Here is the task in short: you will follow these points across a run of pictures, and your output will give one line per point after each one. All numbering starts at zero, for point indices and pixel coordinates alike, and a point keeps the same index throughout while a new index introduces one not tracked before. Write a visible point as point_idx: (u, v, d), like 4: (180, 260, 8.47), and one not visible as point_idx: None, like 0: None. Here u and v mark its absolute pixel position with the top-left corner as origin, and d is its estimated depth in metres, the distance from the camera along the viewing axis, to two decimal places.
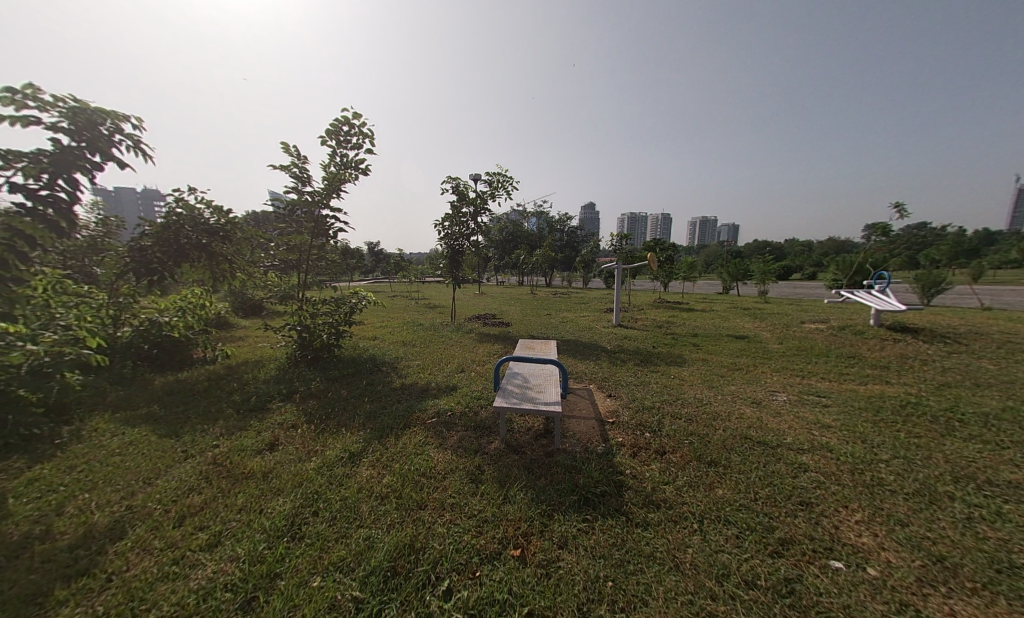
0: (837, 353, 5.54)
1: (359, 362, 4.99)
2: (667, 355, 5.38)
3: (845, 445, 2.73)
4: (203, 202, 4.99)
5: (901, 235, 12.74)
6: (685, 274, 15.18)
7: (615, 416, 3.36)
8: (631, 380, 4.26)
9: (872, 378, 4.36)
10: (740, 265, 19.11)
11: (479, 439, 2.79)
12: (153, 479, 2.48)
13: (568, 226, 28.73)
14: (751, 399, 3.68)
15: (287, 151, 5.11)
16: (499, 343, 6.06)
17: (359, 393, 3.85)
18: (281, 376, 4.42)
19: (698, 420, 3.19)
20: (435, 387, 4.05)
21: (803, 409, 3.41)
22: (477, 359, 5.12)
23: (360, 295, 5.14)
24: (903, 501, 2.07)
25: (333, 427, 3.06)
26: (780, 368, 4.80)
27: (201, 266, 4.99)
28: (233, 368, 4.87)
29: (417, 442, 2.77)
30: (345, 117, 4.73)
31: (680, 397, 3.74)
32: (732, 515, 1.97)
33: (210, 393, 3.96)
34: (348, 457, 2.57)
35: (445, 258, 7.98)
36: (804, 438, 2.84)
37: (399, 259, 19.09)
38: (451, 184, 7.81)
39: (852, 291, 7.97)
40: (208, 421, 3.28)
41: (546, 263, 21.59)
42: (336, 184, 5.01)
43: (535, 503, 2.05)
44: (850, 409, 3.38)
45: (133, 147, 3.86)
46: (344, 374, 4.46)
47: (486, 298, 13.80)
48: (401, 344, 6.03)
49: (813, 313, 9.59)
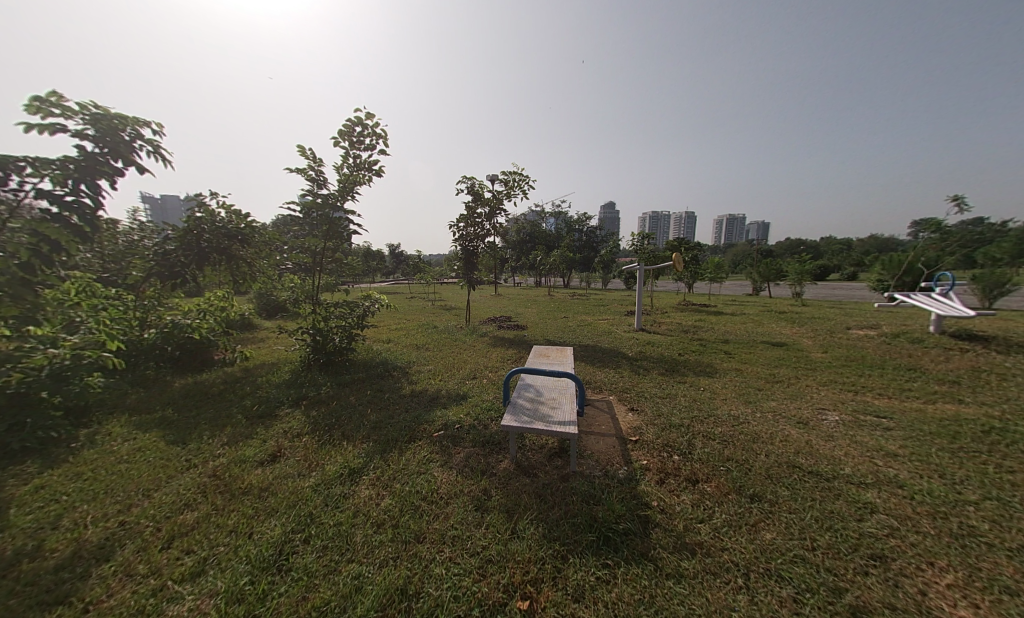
0: (894, 365, 4.95)
1: (370, 366, 4.88)
2: (696, 364, 4.98)
3: (919, 480, 2.32)
4: (221, 206, 5.04)
5: (961, 231, 11.57)
6: (714, 275, 14.44)
7: (639, 433, 3.04)
8: (656, 392, 3.92)
9: (938, 395, 3.82)
10: (774, 265, 18.00)
11: (488, 458, 2.55)
12: (153, 490, 2.36)
13: (589, 227, 28.12)
14: (796, 419, 3.26)
15: (303, 153, 5.10)
16: (515, 348, 5.82)
17: (367, 401, 3.70)
18: (293, 380, 4.35)
19: (735, 442, 2.82)
20: (445, 395, 3.84)
21: (860, 433, 2.98)
22: (491, 366, 4.89)
23: (374, 298, 5.06)
24: (1008, 562, 1.68)
25: (337, 438, 2.91)
26: (826, 381, 4.31)
27: (222, 267, 5.11)
28: (250, 371, 4.87)
29: (422, 458, 2.56)
30: (359, 117, 4.65)
31: (712, 413, 3.38)
32: (785, 568, 1.65)
33: (223, 397, 3.92)
34: (348, 474, 2.38)
35: (461, 260, 7.84)
36: (866, 470, 2.44)
37: (418, 260, 19.17)
38: (467, 184, 7.65)
39: (908, 294, 7.21)
40: (216, 426, 3.20)
41: (566, 264, 21.16)
42: (350, 186, 4.94)
43: (548, 541, 1.80)
44: (918, 435, 2.92)
45: (153, 152, 3.89)
46: (355, 380, 4.34)
47: (503, 300, 13.59)
48: (415, 348, 5.90)
49: (859, 318, 8.80)
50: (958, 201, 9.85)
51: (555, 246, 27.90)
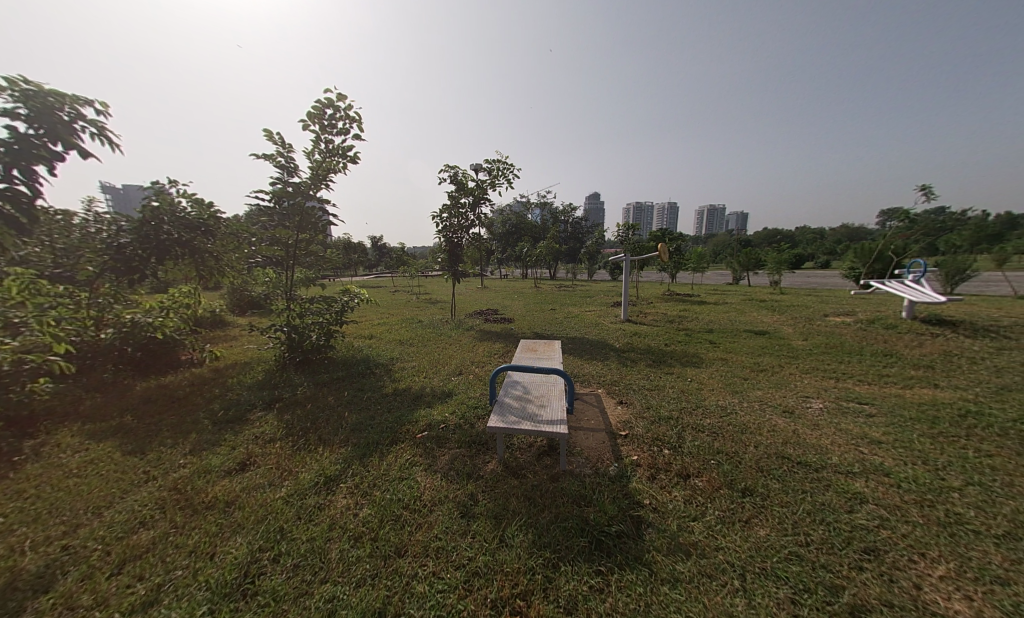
0: (871, 351, 5.07)
1: (350, 364, 4.67)
2: (682, 354, 4.97)
3: (904, 467, 2.33)
4: (182, 195, 4.69)
5: (928, 219, 12.03)
6: (696, 265, 14.63)
7: (629, 428, 2.98)
8: (644, 384, 3.88)
9: (916, 380, 3.91)
10: (753, 254, 18.38)
11: (474, 459, 2.44)
12: (105, 507, 2.14)
13: (573, 217, 28.08)
14: (782, 408, 3.26)
15: (271, 138, 4.78)
16: (501, 342, 5.70)
17: (346, 402, 3.53)
18: (266, 381, 4.12)
19: (724, 434, 2.79)
20: (429, 393, 3.70)
21: (845, 420, 2.99)
22: (477, 361, 4.75)
23: (352, 293, 4.85)
24: (996, 550, 1.68)
25: (313, 443, 2.74)
26: (809, 368, 4.36)
27: (185, 261, 4.77)
28: (220, 372, 4.59)
29: (404, 463, 2.42)
30: (330, 99, 4.36)
31: (700, 404, 3.36)
32: (781, 567, 1.60)
33: (188, 401, 3.66)
34: (323, 483, 2.23)
35: (444, 252, 7.61)
36: (852, 459, 2.44)
37: (400, 253, 18.75)
38: (449, 172, 7.41)
39: (883, 281, 7.41)
40: (180, 433, 2.97)
41: (551, 255, 21.13)
42: (323, 173, 4.66)
43: (537, 549, 1.70)
44: (900, 421, 2.96)
45: (98, 135, 3.55)
46: (333, 379, 4.14)
47: (488, 293, 13.41)
48: (398, 344, 5.71)
49: (835, 305, 9.04)
50: (922, 188, 10.38)
51: (540, 237, 27.75)
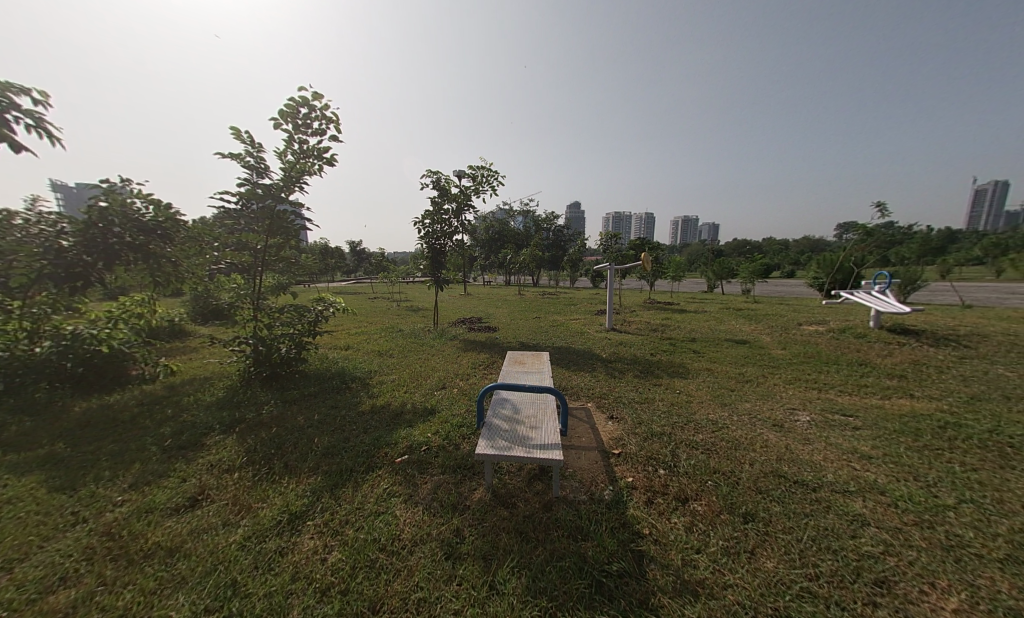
0: (847, 360, 5.20)
1: (324, 379, 4.37)
2: (669, 364, 4.94)
3: (898, 484, 2.30)
4: (137, 195, 4.29)
5: (887, 233, 12.77)
6: (675, 274, 14.96)
7: (622, 446, 2.86)
8: (633, 397, 3.79)
9: (892, 390, 4.00)
10: (726, 264, 19.01)
11: (459, 487, 2.24)
12: (19, 560, 1.81)
13: (555, 225, 28.32)
14: (771, 421, 3.23)
15: (239, 136, 4.47)
16: (485, 353, 5.51)
17: (318, 422, 3.25)
18: (228, 399, 3.77)
19: (719, 452, 2.71)
20: (410, 410, 3.46)
21: (833, 433, 2.98)
22: (461, 373, 4.54)
23: (327, 302, 4.56)
24: (1002, 577, 1.63)
25: (278, 472, 2.46)
26: (792, 378, 4.40)
27: (138, 266, 4.36)
28: (175, 389, 4.18)
29: (381, 494, 2.19)
30: (304, 98, 4.11)
31: (691, 418, 3.28)
32: (793, 608, 1.49)
33: (136, 424, 3.28)
34: (287, 521, 1.97)
35: (425, 259, 7.38)
36: (847, 476, 2.39)
37: (380, 259, 18.30)
38: (432, 177, 7.22)
39: (852, 291, 7.71)
40: (121, 464, 2.62)
41: (533, 262, 21.15)
42: (296, 175, 4.39)
43: (532, 596, 1.53)
44: (885, 433, 2.97)
45: (35, 126, 3.19)
46: (304, 396, 3.84)
47: (470, 300, 13.19)
48: (376, 355, 5.42)
49: (807, 314, 9.36)
50: (880, 204, 11.05)
51: (521, 244, 27.78)
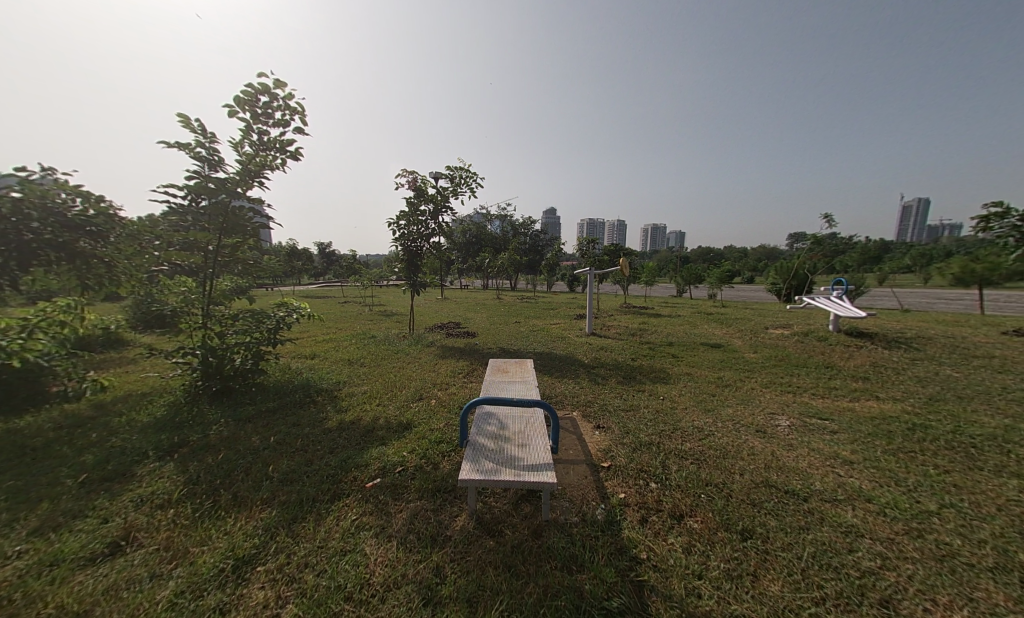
0: (814, 363, 5.39)
1: (285, 392, 3.98)
2: (650, 369, 4.91)
3: (883, 490, 2.30)
4: (60, 188, 3.76)
5: (839, 242, 13.65)
6: (647, 279, 15.32)
7: (610, 458, 2.73)
8: (618, 404, 3.69)
9: (861, 392, 4.13)
10: (694, 270, 19.75)
11: (438, 515, 2.02)
12: None
13: (530, 230, 28.42)
14: (754, 427, 3.21)
15: (188, 125, 4.05)
16: (463, 360, 5.27)
17: (276, 443, 2.91)
18: (171, 417, 3.34)
19: (708, 461, 2.64)
20: (383, 425, 3.18)
21: (815, 438, 2.99)
22: (439, 382, 4.28)
23: (289, 308, 4.18)
24: (997, 587, 1.61)
25: (226, 506, 2.14)
26: (768, 382, 4.47)
27: (62, 268, 3.83)
28: (107, 407, 3.68)
29: (347, 528, 1.93)
30: (264, 85, 3.76)
31: (677, 426, 3.22)
32: None
33: (52, 452, 2.82)
34: (233, 569, 1.68)
35: (399, 262, 7.05)
36: (833, 483, 2.37)
37: (351, 262, 17.62)
38: (406, 177, 6.92)
39: (814, 296, 8.09)
40: (28, 505, 2.20)
41: (509, 267, 21.04)
42: (255, 169, 4.01)
43: None
44: (862, 437, 3.01)
45: None
46: (262, 413, 3.45)
47: (446, 305, 12.86)
48: (346, 364, 5.05)
49: (772, 318, 9.76)
50: (829, 215, 11.89)
51: (496, 248, 27.65)
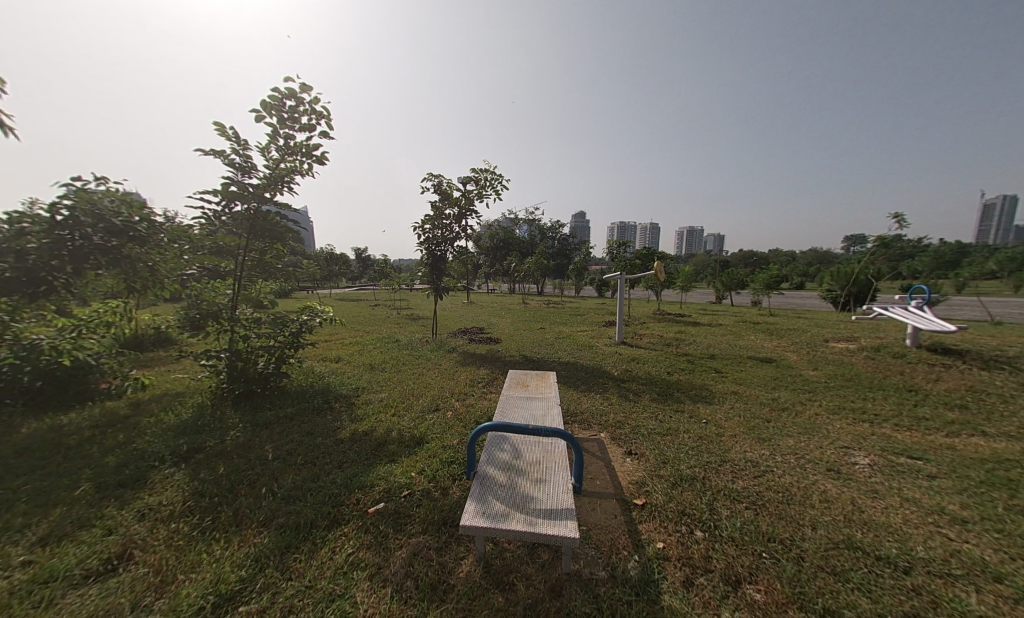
0: (889, 384, 4.64)
1: (304, 397, 3.92)
2: (689, 385, 4.42)
3: (1016, 566, 1.76)
4: (107, 195, 3.92)
5: (911, 245, 12.15)
6: (685, 284, 14.42)
7: (645, 494, 2.35)
8: (653, 426, 3.28)
9: (957, 425, 3.42)
10: (738, 275, 18.43)
11: (442, 557, 1.75)
12: None
13: (562, 234, 27.93)
14: (823, 465, 2.69)
15: (224, 133, 4.13)
16: (484, 368, 5.03)
17: (286, 453, 2.79)
18: (193, 419, 3.35)
19: (768, 507, 2.20)
20: (394, 439, 2.99)
21: (905, 484, 2.44)
22: (457, 392, 4.05)
23: (311, 312, 4.15)
24: None
25: (223, 526, 2.00)
26: (833, 407, 3.85)
27: (108, 271, 4.00)
28: (141, 406, 3.78)
29: (340, 566, 1.71)
30: (291, 90, 3.75)
31: (725, 457, 2.76)
32: None
33: (81, 452, 2.86)
34: (214, 608, 1.51)
35: (424, 266, 6.97)
36: (942, 552, 1.85)
37: (383, 266, 18.06)
38: (433, 181, 6.85)
39: (885, 307, 7.11)
40: (44, 508, 2.18)
41: (539, 271, 20.71)
42: (283, 174, 4.03)
43: None
44: (971, 487, 2.41)
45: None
46: (278, 419, 3.38)
47: (473, 309, 12.75)
48: (367, 369, 4.97)
49: (832, 329, 8.75)
50: (898, 215, 10.60)
51: (526, 252, 27.41)
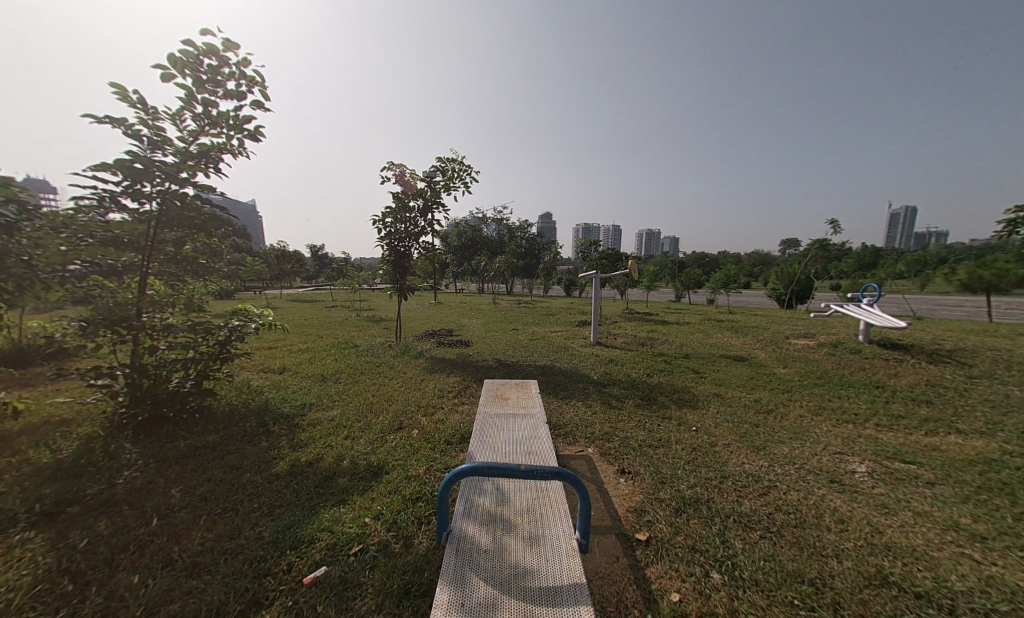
0: (857, 381, 4.72)
1: (234, 420, 3.24)
2: (672, 388, 4.21)
3: None
4: None
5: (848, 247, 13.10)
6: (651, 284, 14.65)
7: (647, 526, 2.00)
8: (643, 438, 2.97)
9: (933, 423, 3.42)
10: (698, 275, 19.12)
11: None
12: None
13: (529, 233, 27.77)
14: (826, 476, 2.49)
15: (126, 98, 3.35)
16: (454, 375, 4.54)
17: (198, 499, 2.17)
18: (76, 458, 2.59)
19: (786, 534, 1.93)
20: (345, 471, 2.45)
21: (911, 496, 2.29)
22: (423, 405, 3.55)
23: (242, 317, 3.46)
24: None
25: None
26: (814, 407, 3.78)
27: None
28: (7, 442, 2.91)
29: None
30: (210, 46, 3.07)
31: (726, 473, 2.50)
32: None
33: None
34: None
35: (385, 264, 6.34)
36: (977, 582, 1.65)
37: (343, 264, 16.88)
38: (394, 171, 6.26)
39: (840, 304, 7.41)
40: None
41: (507, 271, 20.33)
42: (206, 150, 3.34)
43: None
44: (974, 495, 2.30)
45: None
46: (194, 451, 2.71)
47: (441, 309, 12.13)
48: (317, 381, 4.31)
49: (791, 326, 9.07)
50: (835, 221, 11.41)
51: (494, 251, 26.94)
